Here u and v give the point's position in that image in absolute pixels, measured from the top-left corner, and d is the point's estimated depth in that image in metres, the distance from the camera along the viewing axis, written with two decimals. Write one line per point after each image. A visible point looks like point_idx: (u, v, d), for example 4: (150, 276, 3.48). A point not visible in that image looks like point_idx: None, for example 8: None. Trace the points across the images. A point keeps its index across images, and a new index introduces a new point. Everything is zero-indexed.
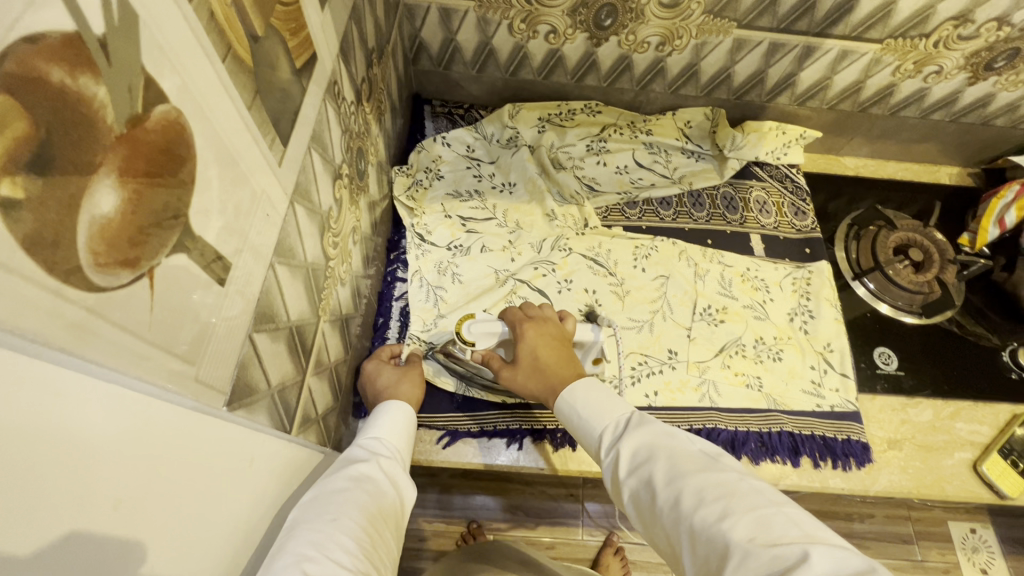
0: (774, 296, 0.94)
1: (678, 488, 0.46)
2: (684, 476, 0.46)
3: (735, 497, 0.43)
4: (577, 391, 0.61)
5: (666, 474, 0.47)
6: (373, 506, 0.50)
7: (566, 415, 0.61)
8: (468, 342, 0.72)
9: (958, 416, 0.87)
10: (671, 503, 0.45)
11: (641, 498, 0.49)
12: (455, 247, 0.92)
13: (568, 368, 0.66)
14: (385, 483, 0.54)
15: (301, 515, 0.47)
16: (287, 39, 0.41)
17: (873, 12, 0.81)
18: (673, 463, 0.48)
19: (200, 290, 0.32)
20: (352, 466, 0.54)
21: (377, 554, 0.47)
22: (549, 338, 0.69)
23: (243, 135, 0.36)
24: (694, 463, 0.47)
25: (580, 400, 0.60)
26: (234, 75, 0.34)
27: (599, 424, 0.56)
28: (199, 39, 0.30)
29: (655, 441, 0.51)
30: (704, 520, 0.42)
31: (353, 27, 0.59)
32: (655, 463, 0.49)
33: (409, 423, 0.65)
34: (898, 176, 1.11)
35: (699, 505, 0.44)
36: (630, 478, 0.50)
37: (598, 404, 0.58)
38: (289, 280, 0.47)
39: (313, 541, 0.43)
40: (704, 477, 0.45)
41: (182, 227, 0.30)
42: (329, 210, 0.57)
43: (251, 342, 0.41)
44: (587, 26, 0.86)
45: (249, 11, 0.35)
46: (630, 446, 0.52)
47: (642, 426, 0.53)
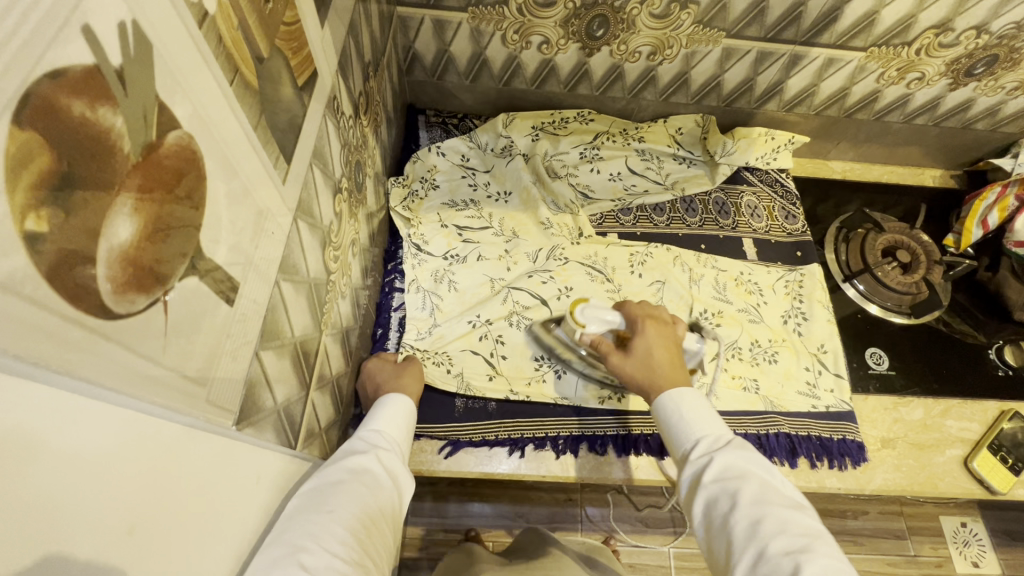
0: (768, 299, 0.95)
1: (765, 511, 0.51)
2: (772, 504, 0.51)
3: (815, 540, 0.48)
4: (683, 399, 0.64)
5: (755, 496, 0.52)
6: (369, 500, 0.51)
7: (663, 413, 0.64)
8: (579, 322, 0.75)
9: (948, 414, 0.89)
10: (752, 522, 0.50)
11: (717, 508, 0.54)
12: (452, 256, 0.92)
13: (679, 372, 0.68)
14: (384, 475, 0.55)
15: (298, 505, 0.47)
16: (290, 57, 0.42)
17: (857, 21, 0.83)
18: (763, 491, 0.53)
19: (210, 313, 0.33)
20: (350, 458, 0.54)
21: (372, 548, 0.48)
22: (665, 340, 0.72)
23: (249, 157, 0.36)
24: (783, 500, 0.52)
25: (687, 404, 0.63)
26: (240, 96, 0.34)
27: (696, 432, 0.60)
28: (208, 63, 0.30)
29: (748, 468, 0.55)
30: (783, 548, 0.47)
31: (350, 42, 0.60)
32: (745, 484, 0.53)
33: (408, 416, 0.65)
34: (884, 179, 1.14)
35: (780, 533, 0.49)
36: (713, 486, 0.55)
37: (697, 415, 0.62)
38: (294, 296, 0.47)
39: (310, 533, 0.43)
40: (792, 515, 0.50)
41: (194, 249, 0.30)
42: (330, 224, 0.57)
43: (258, 360, 0.41)
44: (579, 37, 0.87)
45: (255, 33, 0.35)
46: (724, 461, 0.56)
47: (742, 450, 0.57)
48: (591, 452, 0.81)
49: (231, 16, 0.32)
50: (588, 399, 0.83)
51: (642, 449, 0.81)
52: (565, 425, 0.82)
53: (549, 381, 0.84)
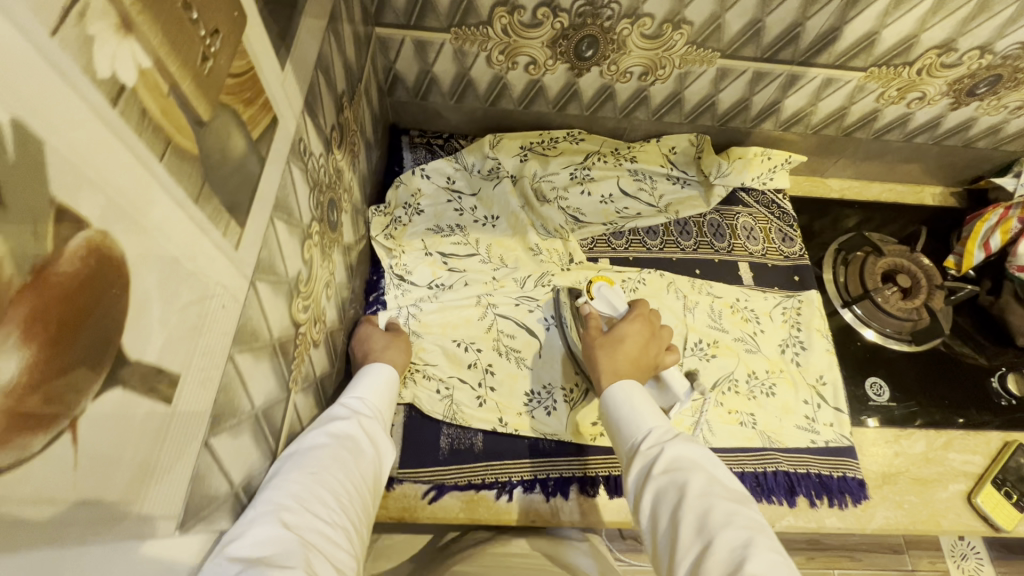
0: (765, 327, 0.92)
1: (710, 505, 0.50)
2: (719, 497, 0.50)
3: (759, 533, 0.48)
4: (633, 391, 0.64)
5: (703, 490, 0.51)
6: (351, 464, 0.52)
7: (612, 404, 0.64)
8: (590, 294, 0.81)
9: (951, 446, 0.87)
10: (698, 515, 0.49)
11: (665, 502, 0.52)
12: (437, 286, 0.88)
13: (634, 370, 0.69)
14: (365, 443, 0.56)
15: (282, 464, 0.49)
16: (240, 110, 0.37)
17: (857, 41, 0.80)
18: (710, 485, 0.52)
19: (136, 423, 0.29)
20: (332, 423, 0.56)
21: (354, 508, 0.50)
22: (645, 340, 0.73)
23: (189, 233, 0.32)
24: (728, 494, 0.52)
25: (632, 400, 0.63)
26: (175, 170, 0.30)
27: (647, 427, 0.60)
28: (127, 144, 0.26)
29: (697, 461, 0.55)
30: (729, 542, 0.47)
31: (318, 78, 0.56)
32: (693, 477, 0.53)
33: (389, 389, 0.64)
34: (882, 197, 1.11)
35: (726, 526, 0.48)
36: (662, 480, 0.54)
37: (645, 409, 0.62)
38: (253, 366, 0.43)
39: (293, 492, 0.45)
40: (737, 508, 0.50)
41: (112, 358, 0.26)
42: (298, 274, 0.53)
43: (208, 448, 0.37)
44: (567, 57, 0.83)
45: (193, 98, 0.31)
46: (673, 454, 0.55)
47: (688, 442, 0.57)
48: (583, 494, 0.77)
49: (158, 84, 0.28)
50: (581, 435, 0.81)
51: None
52: (555, 465, 0.78)
53: (539, 416, 0.81)
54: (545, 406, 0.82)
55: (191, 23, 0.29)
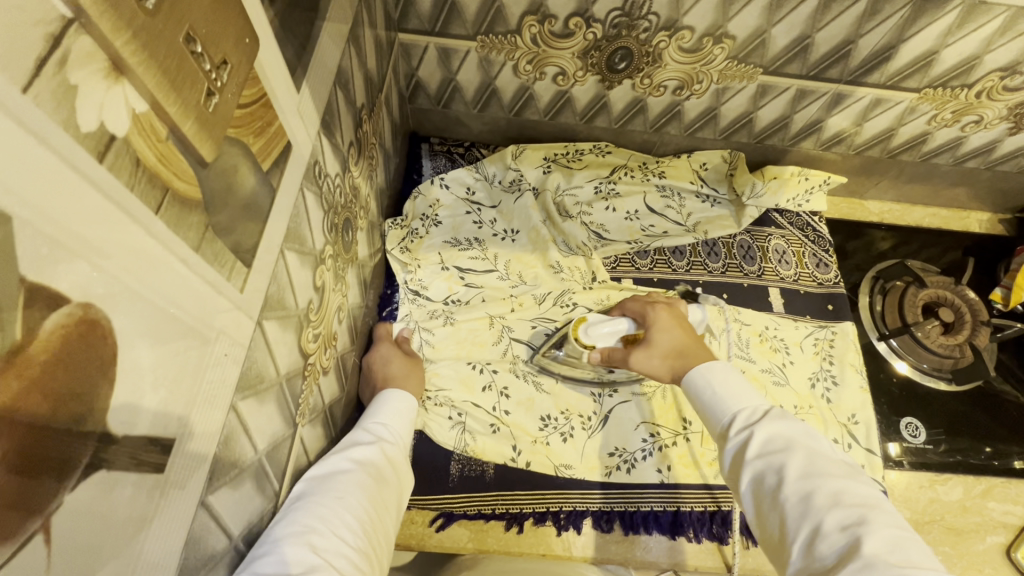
0: (795, 358, 0.87)
1: (815, 484, 0.45)
2: (824, 475, 0.46)
3: (873, 511, 0.43)
4: (715, 372, 0.58)
5: (803, 469, 0.47)
6: (375, 489, 0.51)
7: (694, 389, 0.58)
8: (587, 344, 0.72)
9: (990, 495, 0.82)
10: (801, 495, 0.45)
11: (763, 484, 0.48)
12: (453, 302, 0.85)
13: (704, 344, 0.65)
14: (388, 466, 0.55)
15: (307, 489, 0.49)
16: (249, 143, 0.34)
17: (914, 61, 0.74)
18: (812, 462, 0.47)
19: (122, 501, 0.26)
20: (356, 447, 0.55)
21: (377, 535, 0.49)
22: (679, 320, 0.69)
23: (188, 285, 0.29)
24: (835, 469, 0.47)
25: (716, 381, 0.57)
26: (174, 219, 0.27)
27: (733, 405, 0.54)
28: (116, 202, 0.23)
29: (793, 436, 0.50)
30: (838, 521, 0.42)
31: (337, 94, 0.52)
32: (792, 455, 0.48)
33: (412, 406, 0.64)
34: (924, 223, 1.04)
35: (834, 506, 0.43)
36: (757, 462, 0.49)
37: (732, 387, 0.56)
38: (257, 410, 0.40)
39: (319, 515, 0.45)
40: (846, 485, 0.45)
41: (94, 441, 0.23)
42: (309, 303, 0.50)
43: (205, 507, 0.35)
44: (598, 69, 0.79)
45: (195, 140, 0.28)
46: (766, 432, 0.50)
47: (781, 418, 0.52)
48: (596, 529, 0.74)
49: (155, 129, 0.25)
50: (596, 466, 0.77)
51: (652, 526, 0.74)
52: (568, 498, 0.75)
53: (553, 445, 0.78)
54: (561, 433, 0.79)
55: (195, 57, 0.26)
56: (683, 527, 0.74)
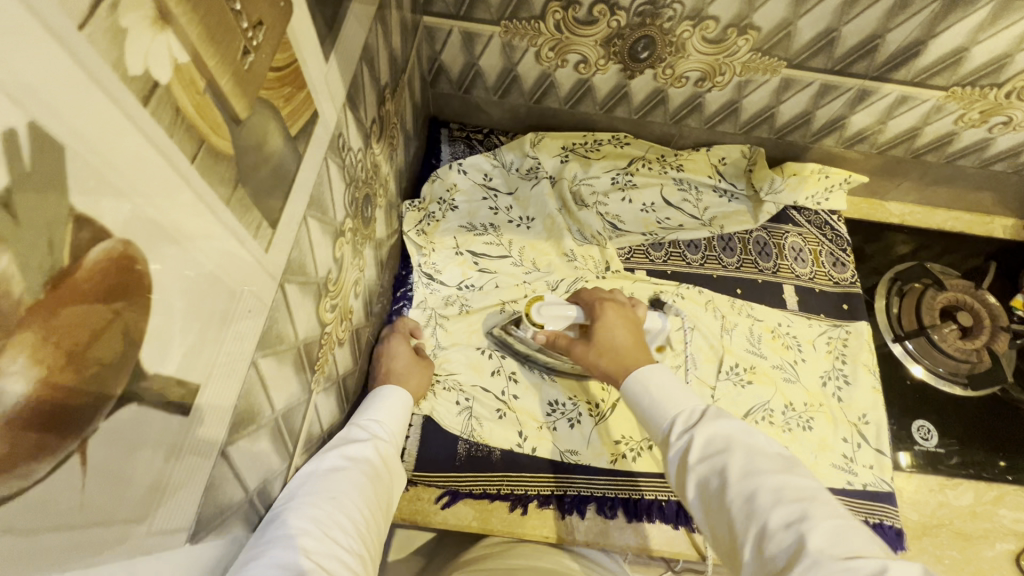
0: (806, 356, 0.87)
1: (756, 483, 0.45)
2: (764, 472, 0.46)
3: (813, 502, 0.43)
4: (654, 373, 0.59)
5: (744, 469, 0.47)
6: (368, 488, 0.52)
7: (630, 396, 0.59)
8: (535, 324, 0.72)
9: (1002, 502, 0.80)
10: (744, 497, 0.45)
11: (710, 488, 0.48)
12: (467, 287, 0.86)
13: (643, 352, 0.64)
14: (379, 464, 0.55)
15: (296, 487, 0.48)
16: (279, 106, 0.35)
17: (942, 57, 0.73)
18: (752, 460, 0.47)
19: (149, 439, 0.27)
20: (351, 444, 0.55)
21: (368, 536, 0.49)
22: (627, 320, 0.69)
23: (218, 239, 0.30)
24: (773, 465, 0.47)
25: (654, 384, 0.58)
26: (208, 171, 0.28)
27: (670, 408, 0.55)
28: (156, 147, 0.24)
29: (732, 435, 0.50)
30: (782, 519, 0.42)
31: (363, 69, 0.53)
32: (732, 456, 0.48)
33: (404, 402, 0.63)
34: (947, 226, 1.03)
35: (777, 503, 0.43)
36: (700, 466, 0.49)
37: (666, 391, 0.56)
38: (275, 370, 0.42)
39: (314, 517, 0.45)
40: (786, 479, 0.45)
41: (128, 377, 0.25)
42: (328, 273, 0.51)
43: (224, 457, 0.36)
44: (621, 58, 0.79)
45: (230, 94, 0.29)
46: (706, 433, 0.51)
47: (718, 417, 0.52)
48: (600, 514, 0.74)
49: (195, 81, 0.26)
50: (603, 453, 0.77)
51: (655, 515, 0.75)
52: (572, 482, 0.76)
53: (560, 430, 0.78)
54: (568, 419, 0.79)
55: (234, 15, 0.27)
56: (687, 518, 0.75)
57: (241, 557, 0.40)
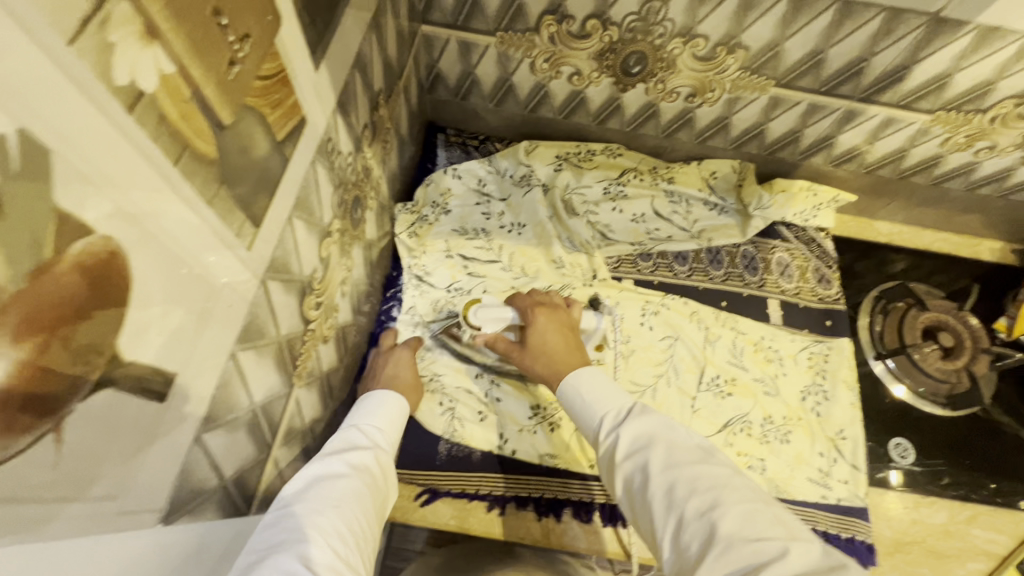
0: (788, 370, 0.88)
1: (673, 476, 0.47)
2: (681, 465, 0.48)
3: (726, 487, 0.45)
4: (584, 378, 0.60)
5: (664, 462, 0.48)
6: (371, 497, 0.52)
7: (568, 403, 0.60)
8: (474, 326, 0.75)
9: (975, 521, 0.81)
10: (663, 490, 0.47)
11: (633, 484, 0.50)
12: (455, 290, 0.88)
13: (572, 355, 0.69)
14: (379, 472, 0.56)
15: (301, 493, 0.48)
16: (265, 112, 0.37)
17: (927, 82, 0.74)
18: (670, 453, 0.49)
19: (125, 422, 0.29)
20: (355, 452, 0.56)
21: (370, 548, 0.49)
22: (558, 325, 0.73)
23: (200, 236, 0.32)
24: (690, 455, 0.49)
25: (585, 388, 0.59)
26: (191, 174, 0.30)
27: (599, 410, 0.57)
28: (141, 150, 0.26)
29: (654, 430, 0.51)
30: (695, 509, 0.44)
31: (355, 77, 0.55)
32: (653, 451, 0.50)
33: (401, 412, 0.66)
34: (934, 247, 1.04)
35: (691, 494, 0.45)
36: (626, 463, 0.51)
37: (597, 391, 0.58)
38: (255, 363, 0.43)
39: (320, 523, 0.45)
40: (700, 468, 0.47)
41: (106, 362, 0.26)
42: (313, 272, 0.53)
43: (200, 444, 0.38)
44: (613, 71, 0.81)
45: (215, 102, 0.31)
46: (630, 431, 0.52)
47: (643, 414, 0.53)
48: (576, 518, 0.76)
49: (180, 89, 0.28)
50: (581, 458, 0.79)
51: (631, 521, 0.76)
52: (550, 486, 0.77)
53: (540, 434, 0.80)
54: (548, 423, 0.81)
55: (220, 28, 0.29)
56: None
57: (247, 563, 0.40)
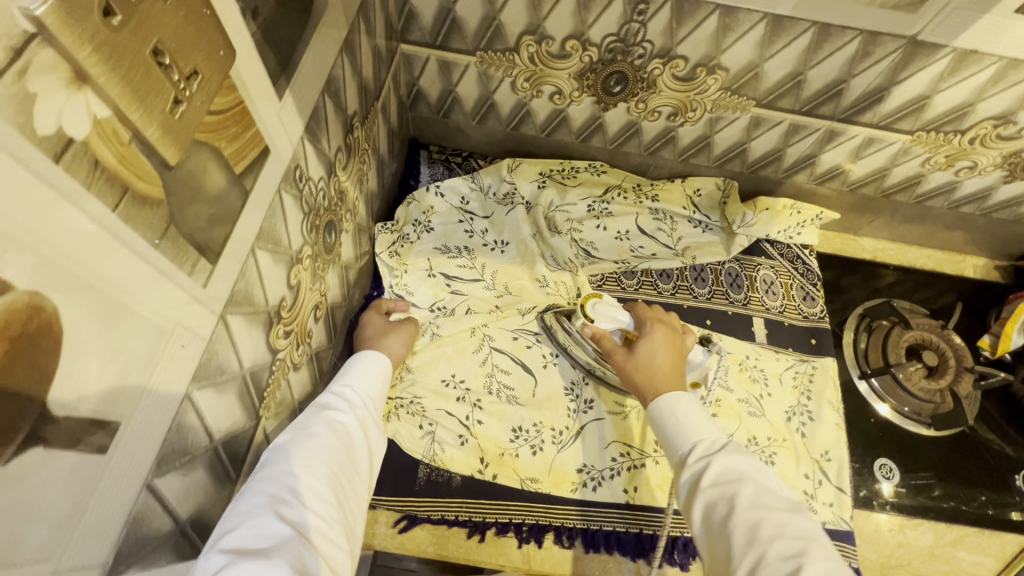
0: (773, 391, 0.87)
1: (761, 516, 0.49)
2: (770, 508, 0.50)
3: (813, 543, 0.47)
4: (679, 403, 0.62)
5: (752, 500, 0.51)
6: (345, 455, 0.50)
7: (657, 416, 0.63)
8: (588, 316, 0.76)
9: (961, 543, 0.80)
10: (749, 526, 0.49)
11: (714, 512, 0.52)
12: (438, 309, 0.87)
13: (676, 379, 0.67)
14: (358, 430, 0.54)
15: (271, 457, 0.47)
16: (221, 147, 0.36)
17: (906, 103, 0.74)
18: (760, 494, 0.51)
19: (58, 479, 0.28)
20: (329, 410, 0.54)
21: (348, 502, 0.48)
22: (671, 347, 0.72)
23: (144, 280, 0.31)
24: (779, 503, 0.51)
25: (681, 411, 0.61)
26: (133, 216, 0.29)
27: (693, 436, 0.59)
28: (71, 199, 0.25)
29: (746, 471, 0.54)
30: (780, 551, 0.46)
31: (326, 101, 0.54)
32: (742, 487, 0.52)
33: (380, 369, 0.63)
34: (918, 264, 1.04)
35: (778, 536, 0.47)
36: (710, 490, 0.53)
37: (690, 420, 0.60)
38: (214, 399, 0.42)
39: (289, 486, 0.44)
40: (789, 518, 0.49)
41: (32, 421, 0.25)
42: (281, 300, 0.52)
43: (150, 490, 0.36)
44: (594, 91, 0.81)
45: (159, 143, 0.30)
46: (722, 464, 0.54)
47: (737, 451, 0.56)
48: (558, 544, 0.74)
49: (118, 133, 0.27)
50: (564, 482, 0.77)
51: (613, 546, 0.74)
52: (531, 511, 0.75)
53: (522, 458, 0.78)
54: (531, 446, 0.79)
55: (162, 69, 0.28)
56: (644, 551, 0.75)
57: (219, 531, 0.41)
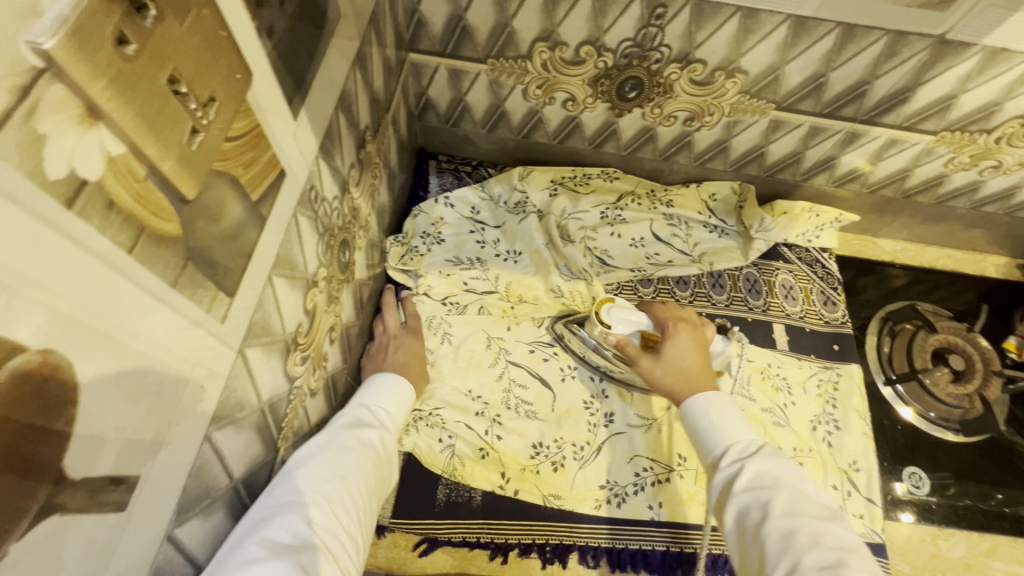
0: (796, 399, 0.85)
1: (797, 523, 0.46)
2: (807, 517, 0.47)
3: (851, 554, 0.44)
4: (714, 403, 0.60)
5: (788, 507, 0.48)
6: (373, 475, 0.52)
7: (690, 416, 0.60)
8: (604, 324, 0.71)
9: (995, 553, 0.78)
10: (783, 533, 0.46)
11: (747, 518, 0.49)
12: (451, 303, 0.85)
13: (708, 380, 0.65)
14: (386, 455, 0.55)
15: (313, 456, 0.48)
16: (238, 174, 0.34)
17: (931, 104, 0.72)
18: (797, 501, 0.49)
19: (81, 542, 0.26)
20: (364, 430, 0.55)
21: (365, 524, 0.49)
22: (695, 345, 0.69)
23: (165, 322, 0.29)
24: (817, 512, 0.48)
25: (715, 410, 0.59)
26: (151, 257, 0.27)
27: (726, 437, 0.57)
28: (85, 244, 0.23)
29: (783, 476, 0.51)
30: (816, 561, 0.43)
31: (339, 117, 0.52)
32: (777, 492, 0.49)
33: (408, 395, 0.63)
34: (938, 264, 1.02)
35: (814, 546, 0.44)
36: (744, 495, 0.51)
37: (724, 420, 0.58)
38: (232, 436, 0.40)
39: (324, 491, 0.45)
40: (826, 528, 0.46)
41: (48, 488, 0.23)
42: (298, 326, 0.50)
43: (170, 542, 0.34)
44: (608, 97, 0.79)
45: (175, 176, 0.27)
46: (756, 468, 0.52)
47: (772, 456, 0.53)
48: (583, 563, 0.72)
49: (133, 170, 0.25)
50: (586, 499, 0.75)
51: (640, 565, 0.72)
52: (554, 531, 0.73)
53: (544, 473, 0.75)
54: (551, 462, 0.76)
55: (178, 97, 0.26)
56: (672, 569, 0.72)
57: (254, 517, 0.41)
